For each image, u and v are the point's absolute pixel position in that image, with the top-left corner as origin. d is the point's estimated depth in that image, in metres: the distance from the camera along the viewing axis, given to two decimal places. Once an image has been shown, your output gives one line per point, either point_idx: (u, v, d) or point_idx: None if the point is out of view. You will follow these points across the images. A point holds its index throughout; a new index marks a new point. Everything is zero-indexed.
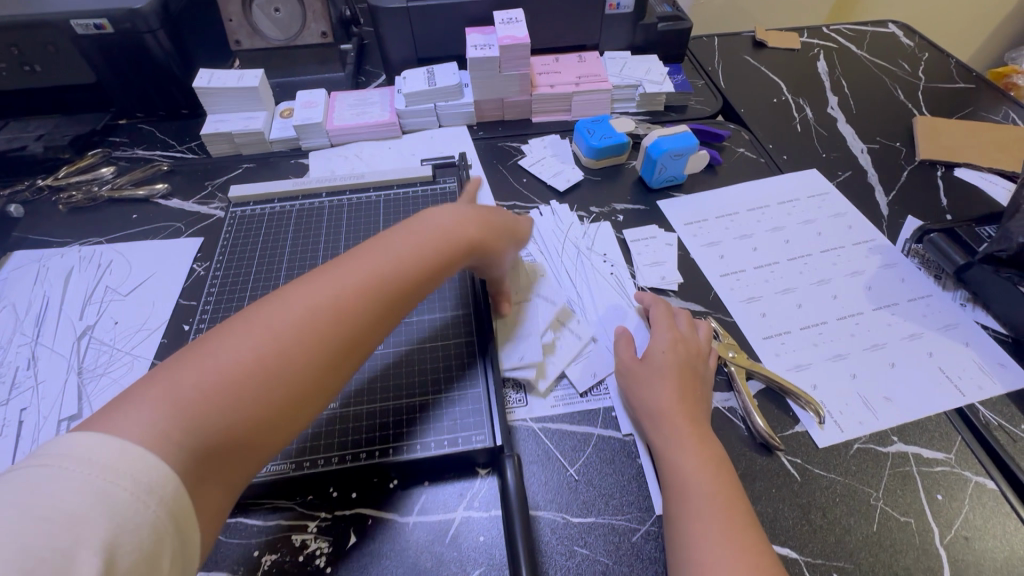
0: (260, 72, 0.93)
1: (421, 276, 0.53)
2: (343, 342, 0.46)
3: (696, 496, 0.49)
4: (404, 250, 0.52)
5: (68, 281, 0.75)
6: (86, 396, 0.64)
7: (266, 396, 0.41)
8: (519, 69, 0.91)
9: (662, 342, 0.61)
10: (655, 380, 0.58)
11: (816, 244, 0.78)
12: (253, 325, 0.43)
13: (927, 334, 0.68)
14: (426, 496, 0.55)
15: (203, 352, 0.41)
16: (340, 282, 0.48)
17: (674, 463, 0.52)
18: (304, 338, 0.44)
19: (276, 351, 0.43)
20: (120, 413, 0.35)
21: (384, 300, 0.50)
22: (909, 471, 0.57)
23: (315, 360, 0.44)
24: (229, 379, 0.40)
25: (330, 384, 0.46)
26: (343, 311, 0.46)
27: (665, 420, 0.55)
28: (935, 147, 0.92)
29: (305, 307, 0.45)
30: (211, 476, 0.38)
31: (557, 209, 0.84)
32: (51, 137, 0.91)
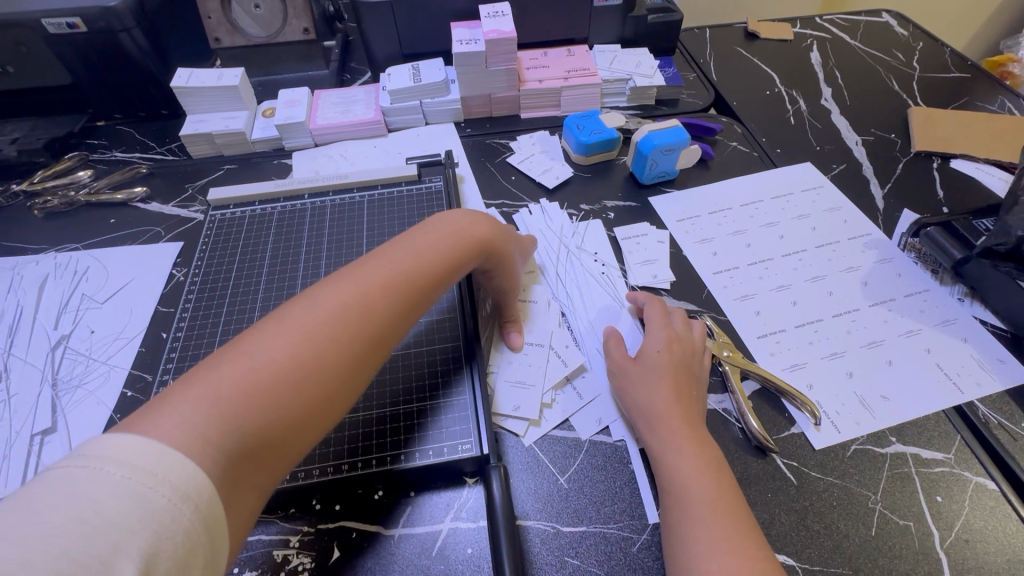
0: (240, 71, 0.90)
1: (447, 269, 0.52)
2: (376, 336, 0.45)
3: (696, 502, 0.48)
4: (431, 249, 0.51)
5: (43, 289, 0.73)
6: (61, 408, 0.62)
7: (301, 394, 0.39)
8: (506, 64, 0.88)
9: (656, 342, 0.59)
10: (650, 380, 0.56)
11: (811, 239, 0.77)
12: (285, 321, 0.41)
13: (925, 330, 0.66)
14: (413, 507, 0.53)
15: (239, 350, 0.39)
16: (371, 275, 0.46)
17: (672, 467, 0.51)
18: (339, 334, 0.42)
19: (311, 347, 0.40)
20: (157, 414, 0.33)
21: (414, 293, 0.48)
22: (907, 472, 0.55)
23: (348, 355, 0.42)
24: (263, 377, 0.38)
25: (362, 380, 0.44)
26: (374, 306, 0.45)
27: (661, 422, 0.53)
28: (931, 138, 0.90)
29: (337, 300, 0.43)
30: (246, 480, 0.36)
31: (545, 207, 0.81)
32: (26, 141, 0.88)
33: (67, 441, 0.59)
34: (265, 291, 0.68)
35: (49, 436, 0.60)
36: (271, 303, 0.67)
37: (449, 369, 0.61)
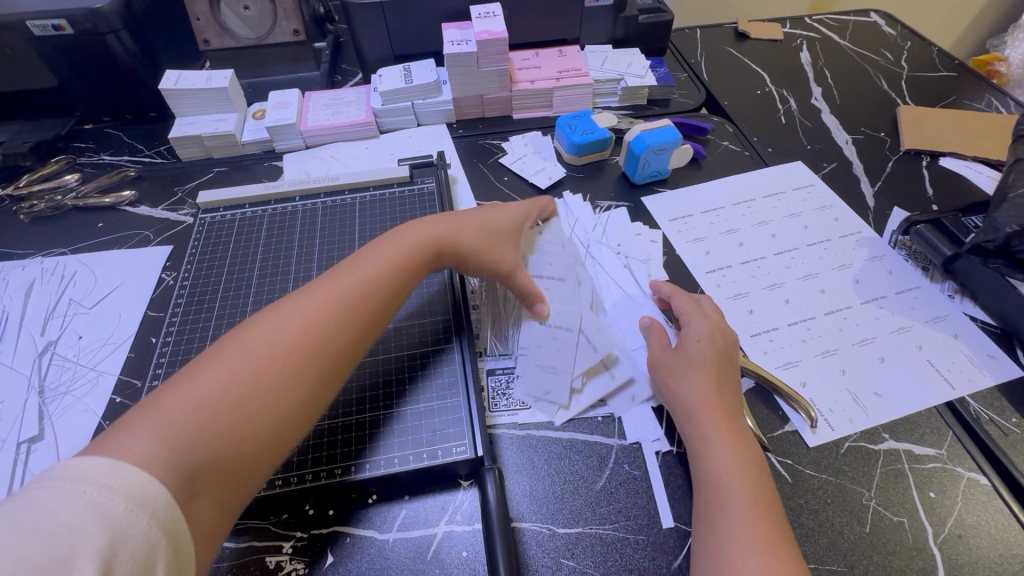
0: (229, 72, 0.90)
1: (394, 279, 0.55)
2: (324, 346, 0.47)
3: (731, 499, 0.47)
4: (376, 263, 0.55)
5: (30, 295, 0.72)
6: (48, 415, 0.61)
7: (252, 407, 0.42)
8: (497, 65, 0.88)
9: (696, 334, 0.58)
10: (692, 375, 0.56)
11: (803, 238, 0.77)
12: (234, 345, 0.44)
13: (916, 327, 0.66)
14: (407, 511, 0.52)
15: (194, 374, 0.42)
16: (313, 293, 0.50)
17: (706, 464, 0.50)
18: (283, 350, 0.45)
19: (257, 366, 0.43)
20: (116, 437, 0.36)
21: (359, 303, 0.51)
22: (901, 468, 0.56)
23: (296, 367, 0.45)
24: (213, 397, 0.40)
25: (317, 389, 0.46)
26: (315, 320, 0.47)
27: (699, 418, 0.53)
28: (920, 136, 0.91)
29: (279, 321, 0.47)
30: (208, 492, 0.38)
31: (569, 200, 0.83)
32: (11, 144, 0.87)
33: (54, 448, 0.58)
34: (256, 294, 0.68)
35: (37, 444, 0.59)
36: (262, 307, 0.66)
37: (438, 366, 0.60)
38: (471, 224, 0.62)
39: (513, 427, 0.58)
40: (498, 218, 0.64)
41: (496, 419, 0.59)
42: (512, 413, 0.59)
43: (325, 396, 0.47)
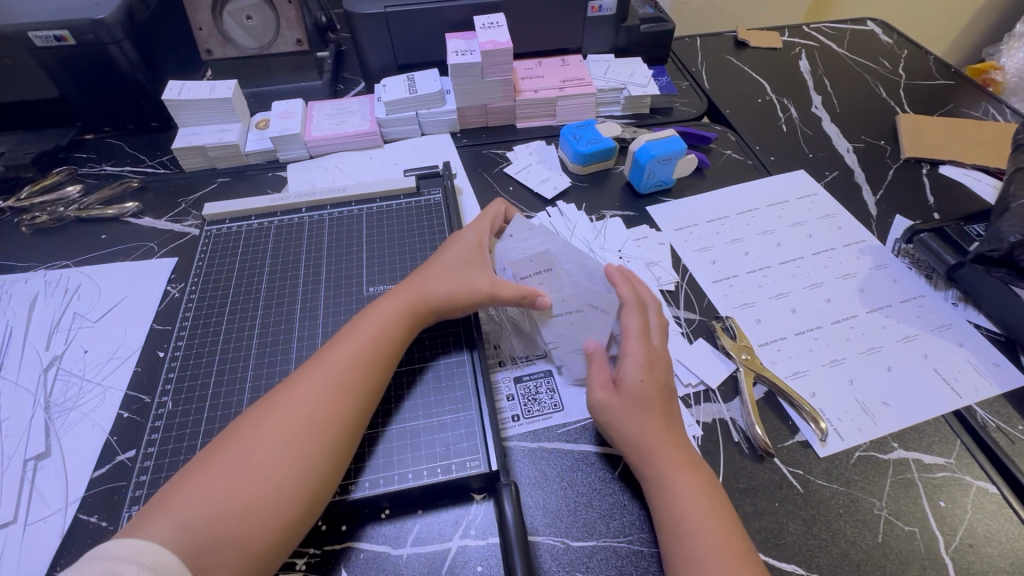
0: (233, 82, 0.89)
1: (381, 344, 0.57)
2: (314, 421, 0.50)
3: (698, 537, 0.47)
4: (369, 327, 0.58)
5: (34, 308, 0.72)
6: (55, 432, 0.60)
7: (252, 490, 0.45)
8: (501, 75, 0.88)
9: (635, 367, 0.56)
10: (636, 413, 0.54)
11: (808, 247, 0.78)
12: (236, 433, 0.49)
13: (922, 336, 0.67)
14: (420, 526, 0.52)
15: (212, 458, 0.47)
16: (303, 373, 0.54)
17: (667, 502, 0.50)
18: (276, 430, 0.49)
19: (253, 450, 0.47)
20: (145, 524, 0.43)
21: (347, 373, 0.53)
22: (911, 478, 0.56)
23: (288, 445, 0.48)
24: (217, 484, 0.45)
25: (313, 462, 0.48)
26: (305, 395, 0.51)
27: (653, 454, 0.52)
28: (920, 144, 0.92)
29: (272, 405, 0.51)
30: (222, 560, 0.42)
31: (563, 209, 0.83)
32: (13, 155, 0.87)
33: (61, 465, 0.58)
34: (264, 307, 0.67)
35: (43, 461, 0.58)
36: (271, 320, 0.66)
37: (450, 377, 0.60)
38: (445, 275, 0.62)
39: (525, 439, 0.58)
40: (470, 257, 0.64)
41: (508, 432, 0.59)
42: (524, 424, 0.59)
43: (328, 467, 0.49)
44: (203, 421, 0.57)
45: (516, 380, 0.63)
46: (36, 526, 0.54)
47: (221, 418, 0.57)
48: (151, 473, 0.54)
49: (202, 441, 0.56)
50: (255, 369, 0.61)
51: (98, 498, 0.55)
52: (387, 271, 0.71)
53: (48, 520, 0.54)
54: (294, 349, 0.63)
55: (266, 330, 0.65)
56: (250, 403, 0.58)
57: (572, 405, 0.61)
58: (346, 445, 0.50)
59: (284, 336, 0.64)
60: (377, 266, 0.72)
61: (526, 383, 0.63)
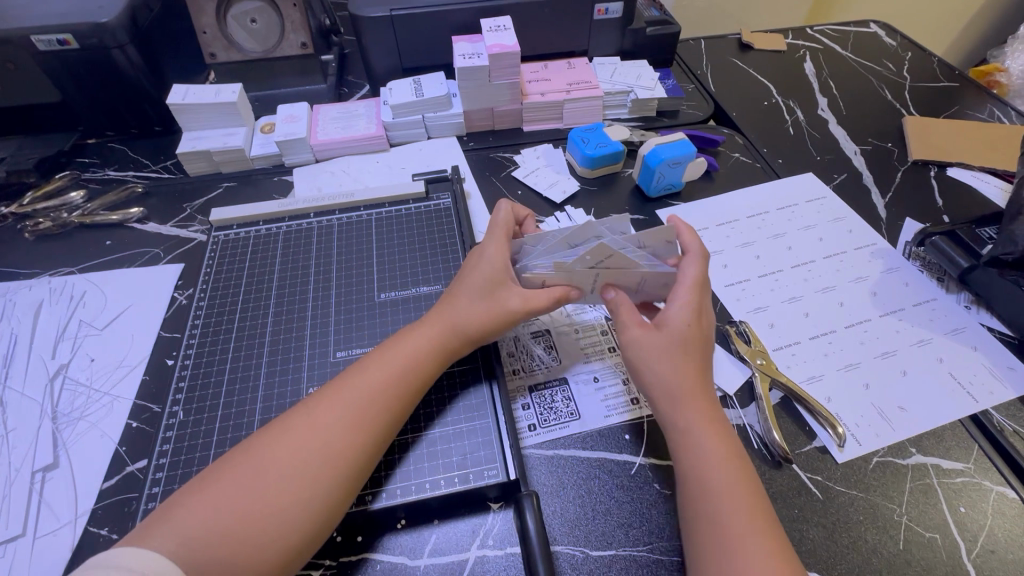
0: (238, 86, 0.89)
1: (409, 372, 0.54)
2: (328, 450, 0.47)
3: (725, 488, 0.47)
4: (398, 351, 0.55)
5: (39, 316, 0.70)
6: (62, 442, 0.59)
7: (255, 515, 0.44)
8: (508, 78, 0.88)
9: (685, 312, 0.54)
10: (679, 361, 0.53)
11: (819, 250, 0.78)
12: (246, 452, 0.47)
13: (936, 339, 0.67)
14: (438, 536, 0.52)
15: (227, 471, 0.46)
16: (323, 397, 0.51)
17: (699, 452, 0.49)
18: (287, 456, 0.47)
19: (261, 474, 0.46)
20: (152, 532, 0.42)
21: (366, 404, 0.51)
22: (929, 483, 0.56)
23: (297, 473, 0.46)
24: (221, 505, 0.43)
25: (323, 496, 0.46)
26: (327, 420, 0.49)
27: (688, 403, 0.51)
28: (927, 147, 0.92)
29: (287, 427, 0.49)
30: None
31: (571, 213, 0.82)
32: (15, 161, 0.85)
33: (70, 477, 0.57)
34: (274, 314, 0.66)
35: (52, 473, 0.57)
36: (281, 327, 0.65)
37: (465, 382, 0.60)
38: (480, 301, 0.57)
39: (541, 447, 0.58)
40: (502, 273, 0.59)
41: (524, 439, 0.58)
42: (540, 432, 0.59)
43: (336, 501, 0.46)
44: (215, 431, 0.56)
45: (532, 389, 0.62)
46: (46, 539, 0.53)
47: (233, 428, 0.56)
48: (163, 484, 0.53)
49: (215, 452, 0.55)
50: (267, 378, 0.60)
51: (109, 510, 0.54)
52: (397, 277, 0.70)
53: (58, 533, 0.53)
54: (306, 357, 0.62)
55: (278, 337, 0.64)
56: (263, 412, 0.57)
57: (590, 412, 0.60)
58: (356, 479, 0.48)
59: (296, 343, 0.63)
60: (388, 272, 0.71)
61: (542, 391, 0.62)
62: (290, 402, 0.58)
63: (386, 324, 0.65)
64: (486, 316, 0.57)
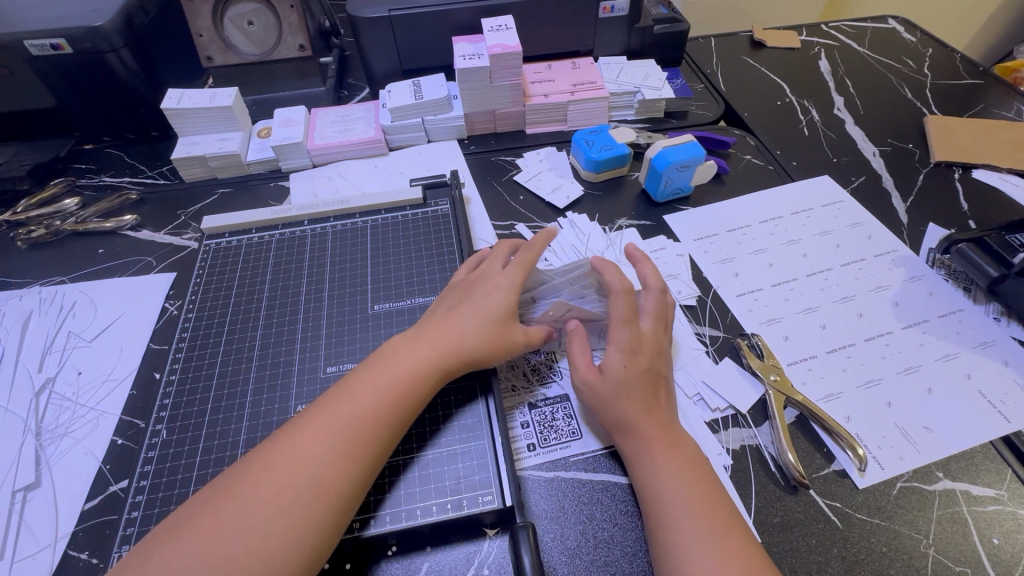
0: (233, 90, 0.87)
1: (400, 397, 0.50)
2: (316, 484, 0.44)
3: (674, 510, 0.47)
4: (388, 376, 0.51)
5: (28, 328, 0.69)
6: (45, 460, 0.57)
7: (241, 560, 0.41)
8: (510, 79, 0.85)
9: (619, 354, 0.54)
10: (621, 397, 0.53)
11: (836, 258, 0.74)
12: (228, 488, 0.44)
13: (963, 354, 0.63)
14: (430, 564, 0.49)
15: (206, 511, 0.43)
16: (309, 425, 0.48)
17: (648, 475, 0.50)
18: (273, 491, 0.44)
19: (245, 514, 0.42)
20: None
21: (357, 432, 0.47)
22: (959, 512, 0.52)
23: (284, 510, 0.43)
24: (204, 550, 0.41)
25: (312, 535, 0.43)
26: (313, 453, 0.46)
27: (636, 433, 0.52)
28: (950, 148, 0.88)
29: (272, 460, 0.45)
30: None
31: (574, 219, 0.79)
32: (9, 167, 0.84)
33: (51, 497, 0.55)
34: (264, 327, 0.64)
35: (32, 492, 0.55)
36: (271, 340, 0.62)
37: (461, 400, 0.57)
38: (478, 323, 0.56)
39: (540, 468, 0.55)
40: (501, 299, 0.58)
41: (522, 459, 0.55)
42: (539, 452, 0.56)
43: (326, 538, 0.44)
44: (198, 452, 0.54)
45: (531, 406, 0.59)
46: (23, 563, 0.51)
47: (217, 448, 0.54)
48: (143, 508, 0.51)
49: (198, 472, 0.53)
50: (254, 395, 0.58)
51: (90, 532, 0.52)
52: (392, 288, 0.68)
53: (36, 557, 0.51)
54: (295, 372, 0.59)
55: (266, 351, 0.61)
56: (248, 431, 0.55)
57: (591, 431, 0.57)
58: (347, 512, 0.45)
59: (286, 357, 0.61)
60: (383, 282, 0.68)
61: (541, 409, 0.59)
62: (277, 420, 0.56)
63: (379, 338, 0.62)
64: (487, 337, 0.55)
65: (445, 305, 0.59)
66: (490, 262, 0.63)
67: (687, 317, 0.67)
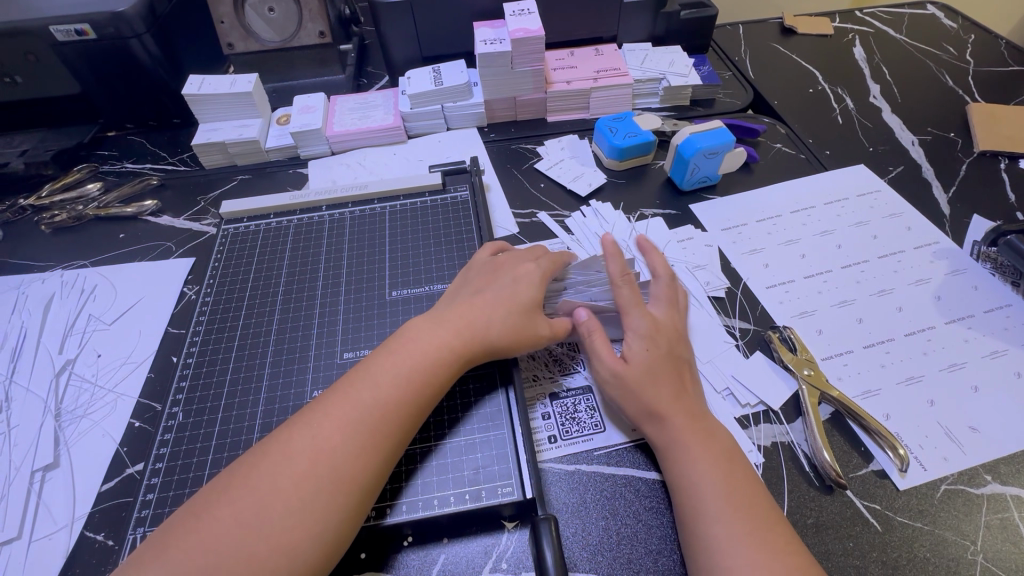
0: (254, 76, 0.86)
1: (423, 386, 0.49)
2: (337, 474, 0.43)
3: (709, 501, 0.45)
4: (409, 364, 0.49)
5: (49, 310, 0.69)
6: (64, 441, 0.57)
7: (262, 554, 0.39)
8: (532, 65, 0.83)
9: (639, 339, 0.54)
10: (649, 384, 0.51)
11: (873, 249, 0.70)
12: (247, 478, 0.43)
13: (1012, 351, 0.59)
14: (447, 557, 0.47)
15: (224, 501, 0.42)
16: (327, 414, 0.46)
17: (678, 465, 0.48)
18: (293, 483, 0.42)
19: (264, 507, 0.41)
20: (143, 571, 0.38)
21: (377, 422, 0.46)
22: (1009, 519, 0.49)
23: (304, 503, 0.42)
24: (225, 543, 0.40)
25: (334, 526, 0.42)
26: (333, 443, 0.44)
27: (667, 422, 0.50)
28: (995, 137, 0.83)
29: (290, 448, 0.44)
30: None
31: (597, 207, 0.77)
32: (34, 153, 0.85)
33: (68, 477, 0.55)
34: (281, 312, 0.63)
35: (51, 472, 0.55)
36: (288, 326, 0.62)
37: (481, 387, 0.55)
38: (501, 311, 0.54)
39: (561, 460, 0.53)
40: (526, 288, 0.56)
41: (543, 451, 0.54)
42: (560, 444, 0.54)
43: (348, 531, 0.42)
44: (214, 435, 0.53)
45: (552, 397, 0.57)
46: (41, 543, 0.51)
47: (231, 433, 0.53)
48: (158, 491, 0.50)
49: (213, 457, 0.52)
50: (270, 379, 0.57)
51: (106, 514, 0.52)
52: (410, 274, 0.66)
53: (53, 537, 0.51)
54: (312, 357, 0.59)
55: (283, 337, 0.61)
56: (264, 415, 0.54)
57: (615, 424, 0.55)
58: (367, 505, 0.44)
59: (302, 341, 0.60)
60: (400, 268, 0.67)
61: (563, 400, 0.57)
62: (293, 405, 0.55)
63: (397, 325, 0.61)
64: (510, 325, 0.54)
65: (467, 293, 0.57)
66: (512, 251, 0.62)
67: (716, 309, 0.65)
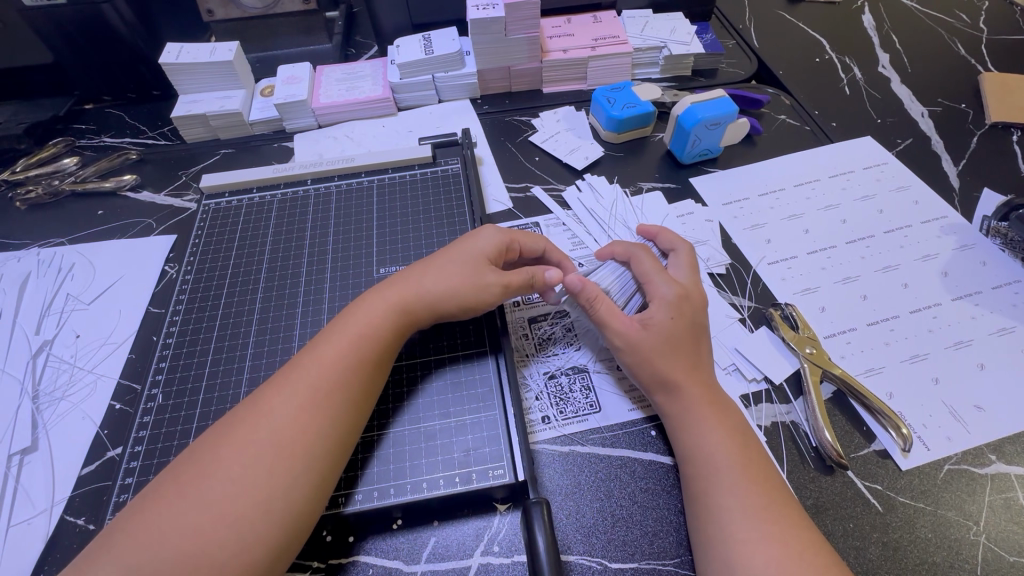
0: (235, 44, 0.81)
1: (365, 351, 0.47)
2: (281, 441, 0.42)
3: (722, 472, 0.44)
4: (349, 331, 0.48)
5: (26, 289, 0.67)
6: (42, 423, 0.56)
7: (206, 530, 0.38)
8: (527, 32, 0.78)
9: (660, 309, 0.51)
10: (664, 354, 0.49)
11: (879, 224, 0.68)
12: (197, 454, 0.42)
13: (1020, 329, 0.57)
14: (437, 539, 0.46)
15: (174, 477, 0.40)
16: (273, 385, 0.45)
17: (692, 435, 0.46)
18: (237, 454, 0.41)
19: (206, 479, 0.40)
20: (103, 550, 0.37)
21: (319, 385, 0.45)
22: (1013, 498, 0.48)
23: (249, 473, 0.40)
24: (171, 522, 0.38)
25: (282, 495, 0.40)
26: (271, 411, 0.43)
27: (681, 391, 0.48)
28: (1009, 108, 0.80)
29: (236, 420, 0.43)
30: None
31: (593, 180, 0.74)
32: (5, 126, 0.81)
33: (48, 461, 0.53)
34: (265, 289, 0.61)
35: (30, 456, 0.54)
36: (271, 304, 0.59)
37: (468, 366, 0.54)
38: (448, 270, 0.52)
39: (553, 441, 0.51)
40: (474, 251, 0.53)
41: (536, 432, 0.52)
42: (554, 425, 0.52)
43: (304, 502, 0.41)
44: (196, 418, 0.52)
45: (546, 375, 0.56)
46: (20, 527, 0.49)
47: (215, 413, 0.52)
48: (138, 475, 0.49)
49: (194, 438, 0.50)
50: (253, 358, 0.55)
51: (85, 498, 0.50)
52: (399, 251, 0.64)
53: (33, 521, 0.49)
54: (296, 337, 0.56)
55: (266, 316, 0.58)
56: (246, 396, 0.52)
57: (613, 402, 0.53)
58: (323, 474, 0.42)
59: (286, 321, 0.58)
60: (389, 244, 0.64)
61: (558, 380, 0.55)
62: None
63: None
64: (459, 286, 0.52)
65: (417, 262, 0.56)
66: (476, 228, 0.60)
67: (716, 285, 0.63)
